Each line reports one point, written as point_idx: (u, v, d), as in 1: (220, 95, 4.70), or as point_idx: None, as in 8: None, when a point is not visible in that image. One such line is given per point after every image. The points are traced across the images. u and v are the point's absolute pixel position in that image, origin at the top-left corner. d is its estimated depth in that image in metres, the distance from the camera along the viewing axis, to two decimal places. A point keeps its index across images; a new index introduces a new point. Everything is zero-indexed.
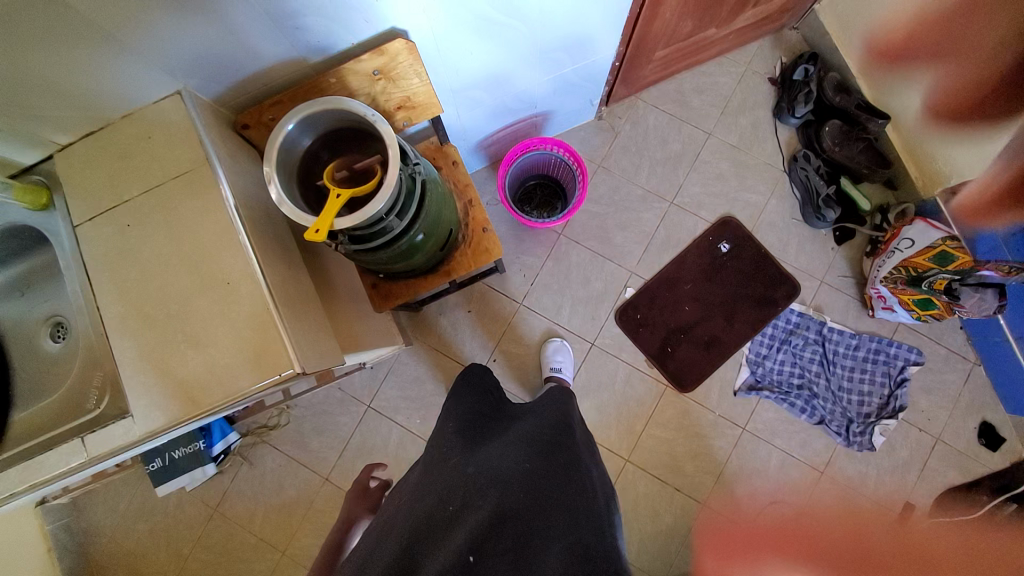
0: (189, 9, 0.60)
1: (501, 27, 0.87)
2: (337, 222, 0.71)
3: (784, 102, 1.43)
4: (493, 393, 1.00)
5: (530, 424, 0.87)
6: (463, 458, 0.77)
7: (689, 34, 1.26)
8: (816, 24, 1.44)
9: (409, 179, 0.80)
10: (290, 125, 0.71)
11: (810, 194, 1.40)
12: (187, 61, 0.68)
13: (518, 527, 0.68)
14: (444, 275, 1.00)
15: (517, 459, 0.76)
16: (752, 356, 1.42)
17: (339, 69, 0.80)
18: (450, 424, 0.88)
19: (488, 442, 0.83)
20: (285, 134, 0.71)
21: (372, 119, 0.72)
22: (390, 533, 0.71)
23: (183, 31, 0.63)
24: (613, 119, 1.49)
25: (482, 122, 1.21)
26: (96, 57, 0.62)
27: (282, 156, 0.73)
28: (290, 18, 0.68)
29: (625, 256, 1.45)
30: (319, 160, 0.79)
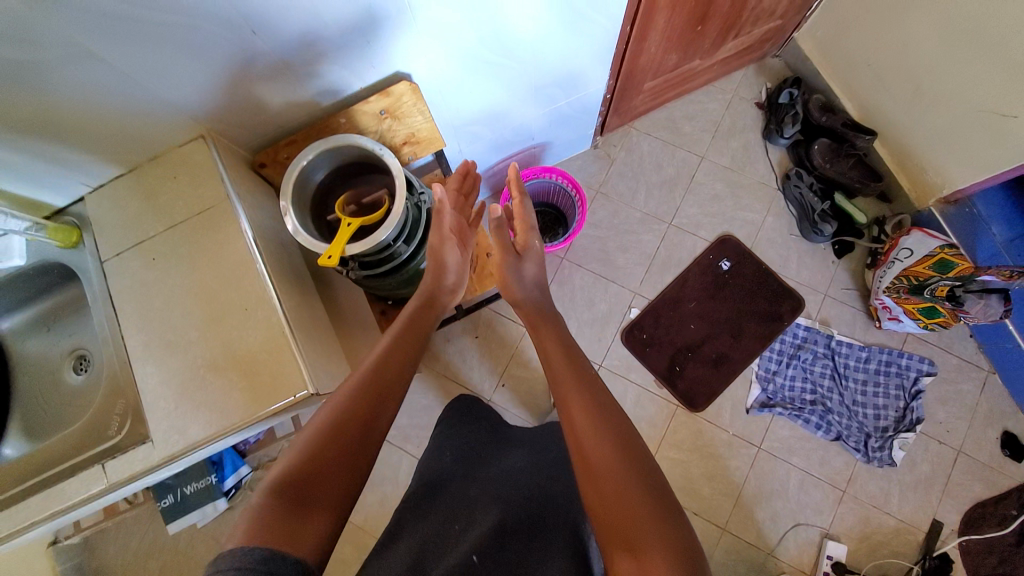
0: (211, 60, 0.67)
1: (497, 67, 0.94)
2: (348, 249, 0.75)
3: (772, 123, 1.49)
4: (488, 419, 1.00)
5: (530, 451, 0.89)
6: (466, 480, 0.80)
7: (676, 66, 1.34)
8: (797, 52, 1.52)
9: (415, 208, 0.85)
10: (305, 160, 0.77)
11: (805, 210, 1.43)
12: (208, 104, 0.74)
13: (520, 541, 0.68)
14: None
15: (519, 484, 0.78)
16: (762, 372, 1.41)
17: (348, 110, 0.86)
18: (449, 455, 0.88)
19: (487, 465, 0.84)
20: (301, 169, 0.77)
21: (380, 153, 0.78)
22: (397, 551, 0.69)
23: (205, 79, 0.69)
24: (608, 147, 1.55)
25: (482, 155, 1.28)
26: (127, 106, 0.68)
27: (297, 190, 0.78)
28: (301, 65, 0.74)
29: (628, 277, 1.48)
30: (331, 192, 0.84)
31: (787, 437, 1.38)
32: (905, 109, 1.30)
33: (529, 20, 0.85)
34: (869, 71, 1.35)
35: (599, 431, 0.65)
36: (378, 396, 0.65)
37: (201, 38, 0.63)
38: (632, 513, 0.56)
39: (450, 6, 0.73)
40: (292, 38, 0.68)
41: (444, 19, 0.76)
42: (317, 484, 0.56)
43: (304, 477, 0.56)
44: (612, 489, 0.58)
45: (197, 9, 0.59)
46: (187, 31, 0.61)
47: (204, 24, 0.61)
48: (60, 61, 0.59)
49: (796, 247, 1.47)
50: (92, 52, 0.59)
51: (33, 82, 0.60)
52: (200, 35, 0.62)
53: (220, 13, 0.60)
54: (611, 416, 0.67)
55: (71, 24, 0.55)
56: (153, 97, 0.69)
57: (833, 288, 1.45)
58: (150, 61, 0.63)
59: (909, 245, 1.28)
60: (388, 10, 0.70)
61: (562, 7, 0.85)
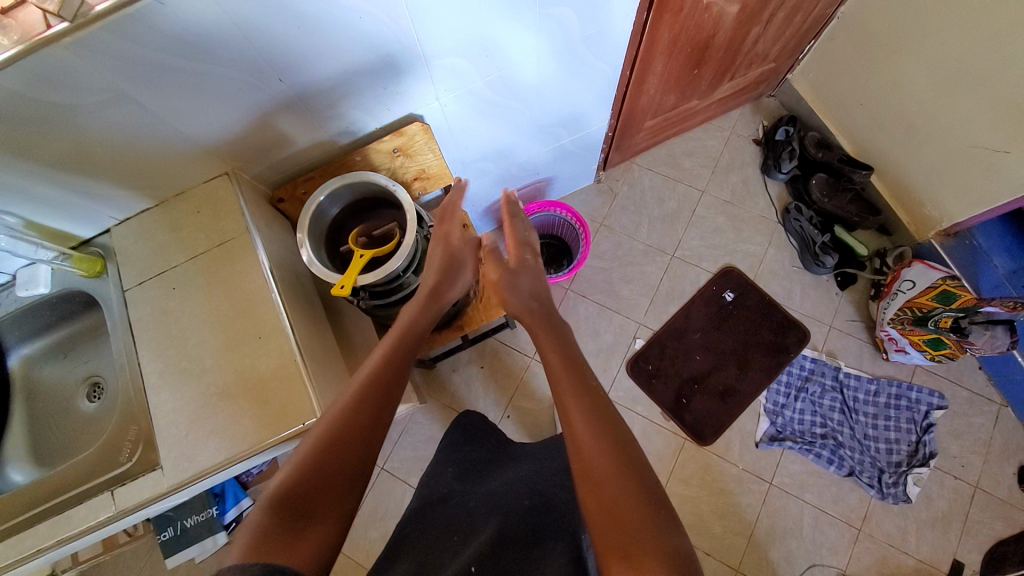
0: (240, 101, 0.72)
1: (504, 107, 1.00)
2: (360, 279, 0.77)
3: (770, 158, 1.53)
4: (493, 435, 1.02)
5: (531, 466, 0.88)
6: (465, 497, 0.80)
7: (675, 106, 1.40)
8: (791, 91, 1.58)
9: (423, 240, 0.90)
10: (322, 197, 0.80)
11: (806, 242, 1.45)
12: (235, 142, 0.78)
13: (518, 550, 0.65)
14: (457, 329, 1.05)
15: (520, 495, 0.77)
16: (771, 406, 1.39)
17: (364, 148, 0.91)
18: (449, 471, 0.89)
19: (487, 479, 0.86)
20: (317, 206, 0.80)
21: (393, 189, 0.81)
22: (397, 563, 0.68)
23: (233, 121, 0.74)
24: (611, 181, 1.60)
25: (489, 189, 1.32)
26: (160, 143, 0.73)
27: (314, 223, 0.81)
28: (322, 107, 0.79)
29: (633, 307, 1.49)
30: (345, 227, 0.87)
31: (799, 473, 1.35)
32: (899, 146, 1.34)
33: (533, 63, 0.91)
34: (863, 110, 1.40)
35: (597, 437, 0.65)
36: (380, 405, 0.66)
37: (230, 83, 0.68)
38: (629, 523, 0.56)
39: (460, 52, 0.79)
40: (316, 83, 0.74)
41: (453, 65, 0.81)
42: (312, 500, 0.56)
43: (304, 489, 0.57)
44: (608, 498, 0.58)
45: (229, 56, 0.64)
46: (218, 76, 0.66)
47: (234, 68, 0.66)
48: (103, 104, 0.64)
49: (799, 278, 1.49)
50: (132, 96, 0.64)
51: (77, 123, 0.65)
52: (230, 80, 0.67)
53: (248, 58, 0.65)
54: (610, 423, 0.67)
55: (115, 71, 0.60)
56: (182, 136, 0.73)
57: (838, 320, 1.45)
58: (183, 104, 0.68)
59: (910, 278, 1.29)
60: (404, 57, 0.75)
61: (563, 48, 0.91)
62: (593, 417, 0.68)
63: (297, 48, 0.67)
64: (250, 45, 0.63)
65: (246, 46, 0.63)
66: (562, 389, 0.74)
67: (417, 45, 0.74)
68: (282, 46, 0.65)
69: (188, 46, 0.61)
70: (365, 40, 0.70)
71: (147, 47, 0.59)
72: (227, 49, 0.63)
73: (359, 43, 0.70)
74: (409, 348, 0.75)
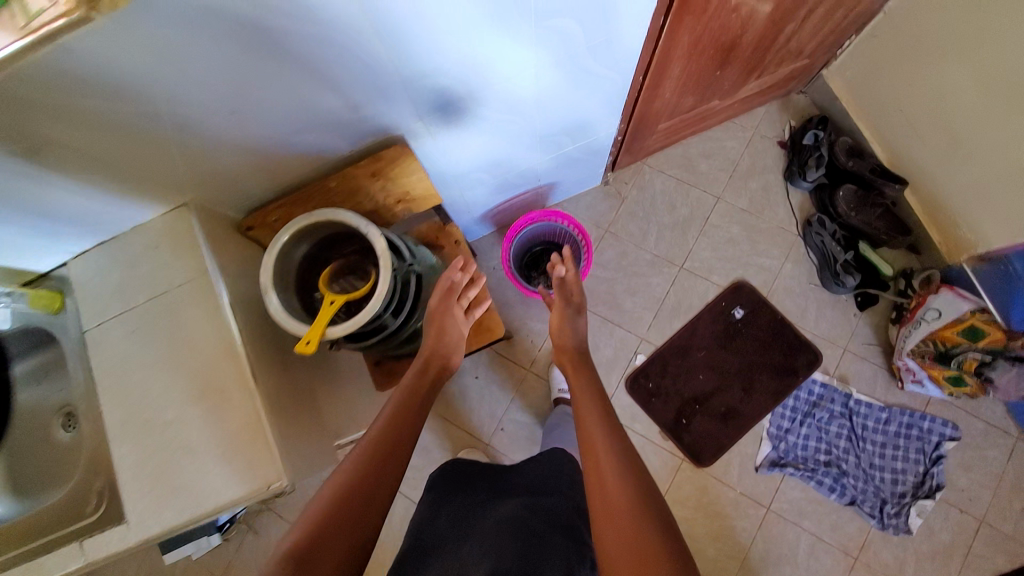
0: (226, 127, 0.66)
1: (500, 122, 0.91)
2: (329, 328, 0.70)
3: (794, 165, 1.42)
4: (483, 471, 1.02)
5: (521, 499, 0.88)
6: (460, 546, 0.80)
7: (692, 108, 1.28)
8: (823, 89, 1.44)
9: (404, 275, 0.81)
10: (286, 237, 0.71)
11: (827, 260, 1.36)
12: (198, 176, 0.73)
13: None
14: None
15: (511, 544, 0.77)
16: (774, 430, 1.34)
17: (340, 173, 0.82)
18: (443, 517, 0.89)
19: (480, 518, 0.85)
20: (283, 247, 0.71)
21: (367, 233, 0.72)
22: None
23: (185, 156, 0.68)
24: (620, 185, 1.50)
25: (485, 197, 1.23)
26: (141, 168, 0.67)
27: (280, 264, 0.72)
28: (290, 136, 0.73)
29: (636, 322, 1.42)
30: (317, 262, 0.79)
31: (798, 499, 1.31)
32: (941, 159, 1.21)
33: (531, 76, 0.81)
34: (902, 116, 1.26)
35: (619, 475, 0.73)
36: (390, 451, 0.73)
37: (219, 103, 0.62)
38: (650, 561, 0.61)
39: (449, 69, 0.71)
40: (314, 99, 0.67)
41: (440, 85, 0.74)
42: (318, 552, 0.60)
43: (310, 545, 0.61)
44: (625, 532, 0.65)
45: (214, 75, 0.57)
46: (204, 97, 0.60)
47: (222, 88, 0.60)
48: (71, 137, 0.59)
49: (815, 296, 1.40)
50: (106, 122, 0.58)
51: (27, 169, 0.60)
52: (219, 100, 0.61)
53: (236, 76, 0.59)
54: (636, 462, 0.75)
55: (84, 97, 0.54)
56: (167, 159, 0.67)
57: (853, 343, 1.37)
58: (164, 125, 0.62)
59: (937, 306, 1.20)
60: (404, 71, 0.68)
61: (566, 60, 0.81)
62: (616, 454, 0.78)
63: (292, 63, 0.60)
64: (239, 61, 0.57)
65: (234, 65, 0.57)
66: (590, 432, 0.83)
67: (415, 58, 0.66)
68: (274, 61, 0.59)
69: (166, 65, 0.54)
70: (362, 55, 0.62)
71: (119, 69, 0.52)
72: (215, 68, 0.56)
73: (357, 57, 0.62)
74: (422, 400, 0.84)
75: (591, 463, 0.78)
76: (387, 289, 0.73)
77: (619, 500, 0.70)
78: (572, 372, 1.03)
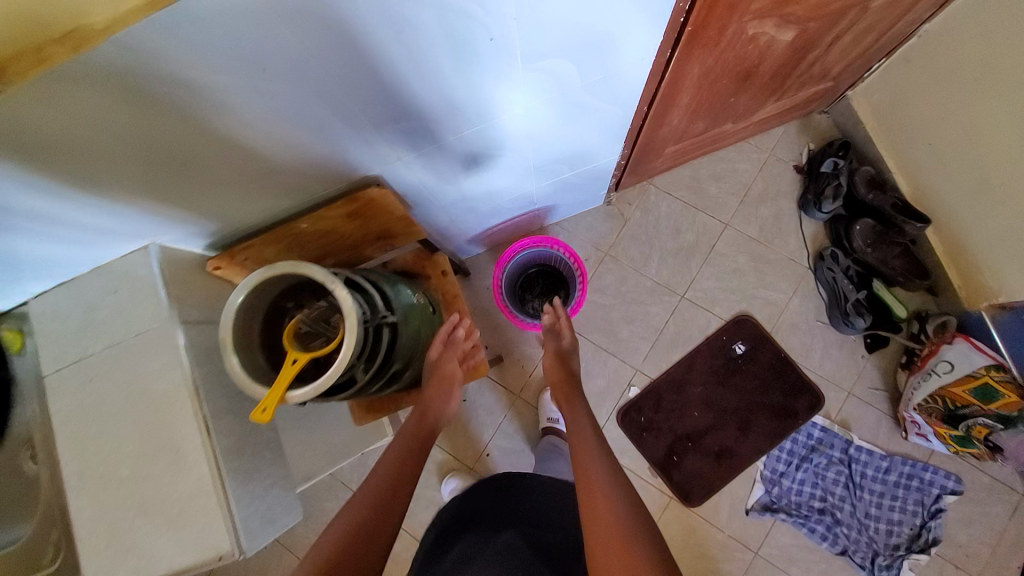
0: (181, 183, 0.61)
1: (489, 156, 0.85)
2: (290, 393, 0.65)
3: (810, 194, 1.33)
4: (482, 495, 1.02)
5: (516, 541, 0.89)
6: None
7: (703, 132, 1.19)
8: (848, 112, 1.34)
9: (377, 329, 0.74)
10: (242, 295, 0.65)
11: (837, 297, 1.29)
12: (158, 228, 0.68)
13: None
14: None
15: None
16: (768, 473, 1.29)
17: (312, 215, 0.74)
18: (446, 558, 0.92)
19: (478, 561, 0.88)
20: (242, 305, 0.65)
21: (331, 289, 0.66)
22: None
23: (136, 211, 0.63)
24: (623, 205, 1.42)
25: (478, 221, 1.17)
26: (115, 207, 0.61)
27: (242, 323, 0.66)
28: (254, 187, 0.68)
29: (631, 352, 1.36)
30: (285, 311, 0.72)
31: (788, 545, 1.27)
32: (968, 200, 1.12)
33: (523, 113, 0.75)
34: (930, 150, 1.18)
35: (612, 501, 0.80)
36: (387, 502, 0.78)
37: (222, 131, 0.55)
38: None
39: (432, 107, 0.64)
40: (327, 126, 0.60)
41: (420, 127, 0.68)
42: None
43: None
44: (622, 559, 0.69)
45: (218, 103, 0.51)
46: (205, 125, 0.53)
47: (227, 115, 0.53)
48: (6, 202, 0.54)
49: (822, 335, 1.33)
50: (93, 153, 0.52)
51: None
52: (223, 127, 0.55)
53: (247, 104, 0.52)
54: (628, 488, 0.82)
55: (33, 154, 0.49)
56: (157, 190, 0.61)
57: (858, 386, 1.31)
58: (158, 155, 0.55)
59: (949, 358, 1.12)
60: (415, 99, 0.61)
61: (562, 97, 0.74)
62: (610, 483, 0.84)
63: (307, 90, 0.53)
64: (248, 87, 0.50)
65: (244, 91, 0.50)
66: (585, 459, 0.89)
67: (418, 88, 0.59)
68: (287, 87, 0.52)
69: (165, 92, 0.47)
70: (377, 80, 0.55)
71: (58, 132, 0.47)
72: (226, 95, 0.50)
73: (372, 83, 0.55)
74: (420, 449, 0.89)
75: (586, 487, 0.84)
76: (354, 346, 0.67)
77: (613, 526, 0.76)
78: (565, 403, 1.04)
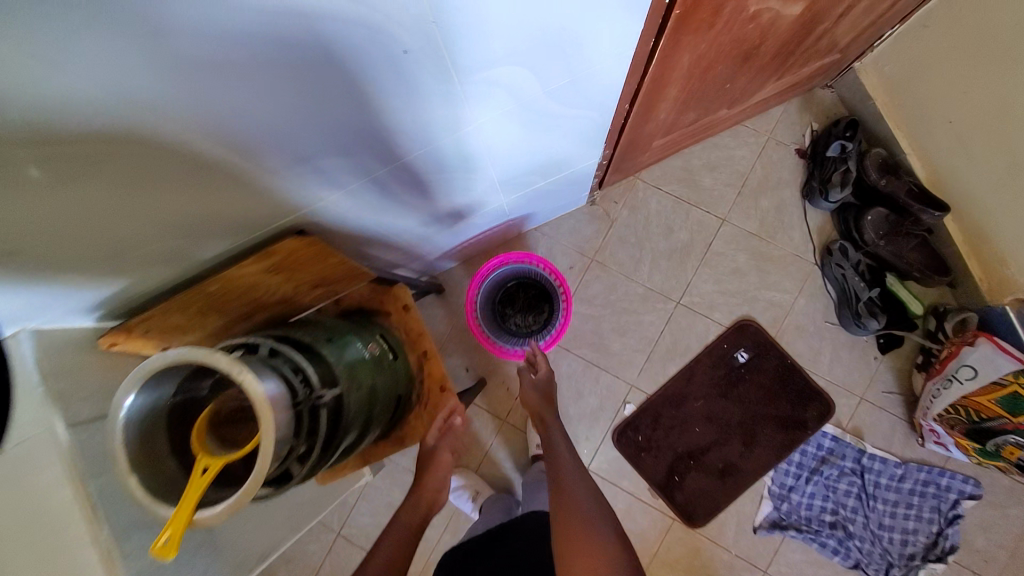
0: (70, 261, 0.49)
1: (445, 174, 0.72)
2: (200, 510, 0.53)
3: (815, 181, 1.20)
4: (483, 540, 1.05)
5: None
6: None
7: (695, 120, 1.05)
8: (855, 87, 1.20)
9: (312, 410, 0.61)
10: (131, 397, 0.53)
11: (847, 296, 1.18)
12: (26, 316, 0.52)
13: None
14: (397, 444, 0.87)
15: None
16: (777, 489, 1.21)
17: (221, 275, 0.59)
18: None
19: None
20: (136, 411, 0.54)
21: (236, 377, 0.52)
22: None
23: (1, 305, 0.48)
24: (608, 204, 1.28)
25: (446, 240, 1.03)
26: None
27: (138, 429, 0.54)
28: (158, 254, 0.56)
29: (625, 366, 1.24)
30: (198, 399, 0.60)
31: (798, 562, 1.20)
32: (993, 184, 1.00)
33: (480, 124, 0.62)
34: (948, 128, 1.05)
35: (580, 508, 0.83)
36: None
37: (162, 172, 0.45)
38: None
39: (373, 123, 0.53)
40: (282, 151, 0.50)
41: (353, 151, 0.56)
42: None
43: None
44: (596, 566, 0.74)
45: (148, 137, 0.41)
46: (147, 171, 0.44)
47: (161, 151, 0.43)
48: None
49: (830, 337, 1.23)
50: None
51: None
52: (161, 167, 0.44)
53: (191, 134, 0.43)
54: (601, 502, 0.86)
55: None
56: (92, 258, 0.50)
57: (870, 390, 1.23)
58: (90, 220, 0.45)
59: (971, 363, 1.02)
60: (368, 108, 0.50)
61: (525, 104, 0.62)
62: (581, 495, 0.86)
63: (250, 107, 0.43)
64: (178, 111, 0.40)
65: (190, 121, 0.41)
66: (559, 470, 0.91)
67: (366, 96, 0.48)
68: (227, 106, 0.41)
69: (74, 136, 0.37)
70: (338, 91, 0.46)
71: None
72: (151, 123, 0.39)
73: (326, 91, 0.45)
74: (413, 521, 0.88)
75: (557, 498, 0.87)
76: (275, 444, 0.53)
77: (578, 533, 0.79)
78: (542, 430, 1.02)
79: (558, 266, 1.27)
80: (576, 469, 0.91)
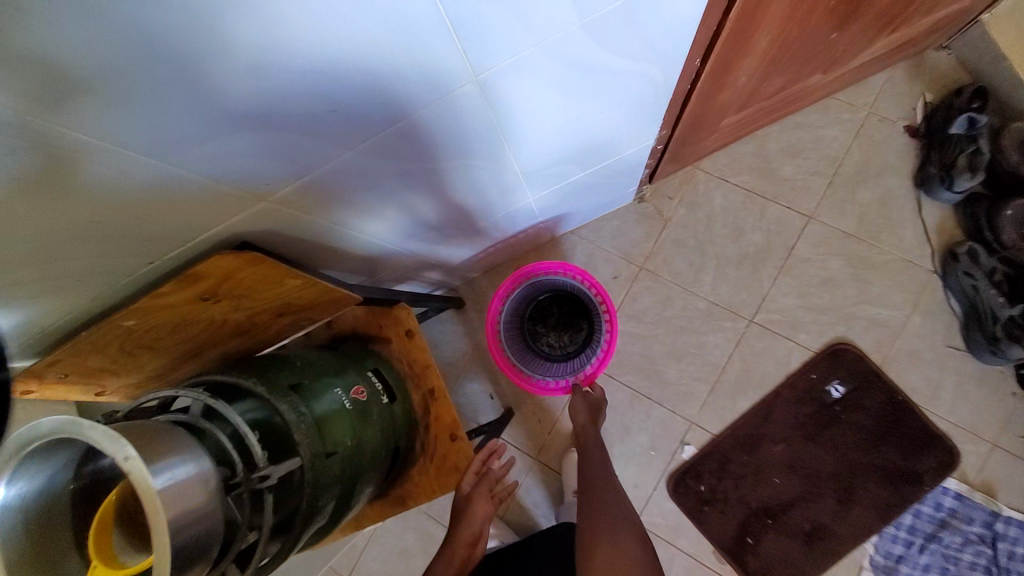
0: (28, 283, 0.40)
1: (462, 157, 0.54)
2: None
3: (932, 164, 0.93)
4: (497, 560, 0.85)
5: None
6: None
7: (778, 91, 0.81)
8: (980, 47, 0.91)
9: (253, 494, 0.44)
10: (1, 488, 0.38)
11: (977, 313, 0.90)
12: None
13: None
14: (398, 506, 0.69)
15: None
16: (881, 560, 0.95)
17: (129, 307, 0.45)
18: None
19: None
20: (19, 505, 0.39)
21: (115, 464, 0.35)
22: None
23: None
24: (660, 200, 1.05)
25: (466, 246, 0.85)
26: None
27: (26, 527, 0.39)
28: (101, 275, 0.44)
29: (682, 398, 1.01)
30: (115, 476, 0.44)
31: None
32: None
33: (500, 81, 0.44)
34: None
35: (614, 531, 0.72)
36: None
37: (173, 196, 0.40)
38: None
39: (360, 90, 0.39)
40: (236, 129, 0.37)
41: (339, 124, 0.41)
42: None
43: None
44: None
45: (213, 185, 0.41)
46: (210, 215, 0.44)
47: (169, 175, 0.38)
48: None
49: (954, 366, 0.95)
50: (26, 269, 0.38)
51: None
52: (99, 159, 0.33)
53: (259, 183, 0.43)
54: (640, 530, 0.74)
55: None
56: (83, 290, 0.44)
57: (1004, 436, 0.94)
58: (142, 257, 0.44)
59: None
60: (368, 93, 0.39)
61: (558, 49, 0.42)
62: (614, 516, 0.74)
63: (175, 56, 0.30)
64: (145, 99, 0.31)
65: (262, 171, 0.42)
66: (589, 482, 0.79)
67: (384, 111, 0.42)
68: (298, 157, 0.42)
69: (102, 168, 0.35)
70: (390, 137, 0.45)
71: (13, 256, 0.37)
72: (155, 143, 0.35)
73: (362, 122, 0.42)
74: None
75: (585, 518, 0.74)
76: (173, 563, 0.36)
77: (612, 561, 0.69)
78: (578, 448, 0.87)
79: (602, 275, 1.05)
80: (611, 482, 0.79)
